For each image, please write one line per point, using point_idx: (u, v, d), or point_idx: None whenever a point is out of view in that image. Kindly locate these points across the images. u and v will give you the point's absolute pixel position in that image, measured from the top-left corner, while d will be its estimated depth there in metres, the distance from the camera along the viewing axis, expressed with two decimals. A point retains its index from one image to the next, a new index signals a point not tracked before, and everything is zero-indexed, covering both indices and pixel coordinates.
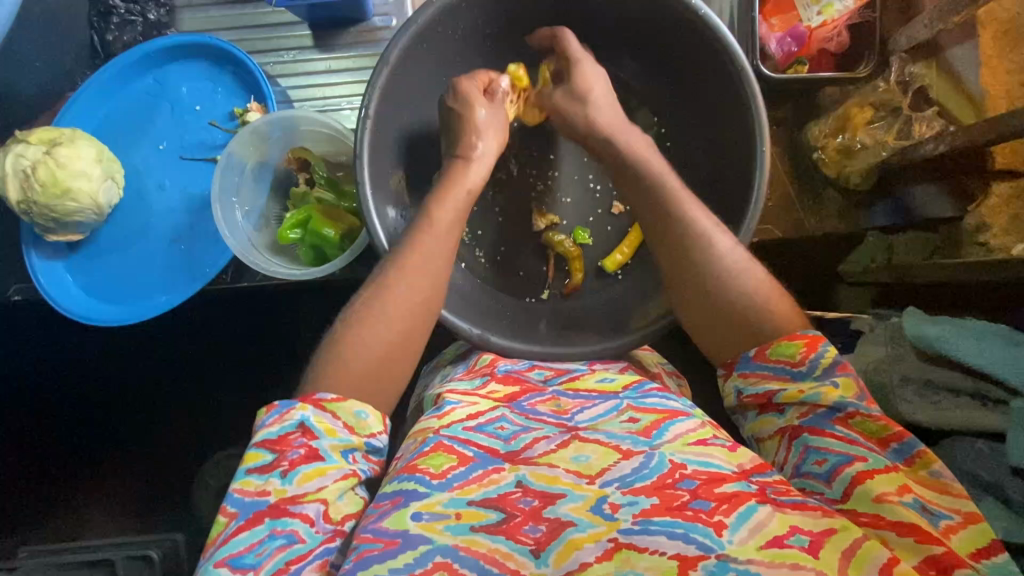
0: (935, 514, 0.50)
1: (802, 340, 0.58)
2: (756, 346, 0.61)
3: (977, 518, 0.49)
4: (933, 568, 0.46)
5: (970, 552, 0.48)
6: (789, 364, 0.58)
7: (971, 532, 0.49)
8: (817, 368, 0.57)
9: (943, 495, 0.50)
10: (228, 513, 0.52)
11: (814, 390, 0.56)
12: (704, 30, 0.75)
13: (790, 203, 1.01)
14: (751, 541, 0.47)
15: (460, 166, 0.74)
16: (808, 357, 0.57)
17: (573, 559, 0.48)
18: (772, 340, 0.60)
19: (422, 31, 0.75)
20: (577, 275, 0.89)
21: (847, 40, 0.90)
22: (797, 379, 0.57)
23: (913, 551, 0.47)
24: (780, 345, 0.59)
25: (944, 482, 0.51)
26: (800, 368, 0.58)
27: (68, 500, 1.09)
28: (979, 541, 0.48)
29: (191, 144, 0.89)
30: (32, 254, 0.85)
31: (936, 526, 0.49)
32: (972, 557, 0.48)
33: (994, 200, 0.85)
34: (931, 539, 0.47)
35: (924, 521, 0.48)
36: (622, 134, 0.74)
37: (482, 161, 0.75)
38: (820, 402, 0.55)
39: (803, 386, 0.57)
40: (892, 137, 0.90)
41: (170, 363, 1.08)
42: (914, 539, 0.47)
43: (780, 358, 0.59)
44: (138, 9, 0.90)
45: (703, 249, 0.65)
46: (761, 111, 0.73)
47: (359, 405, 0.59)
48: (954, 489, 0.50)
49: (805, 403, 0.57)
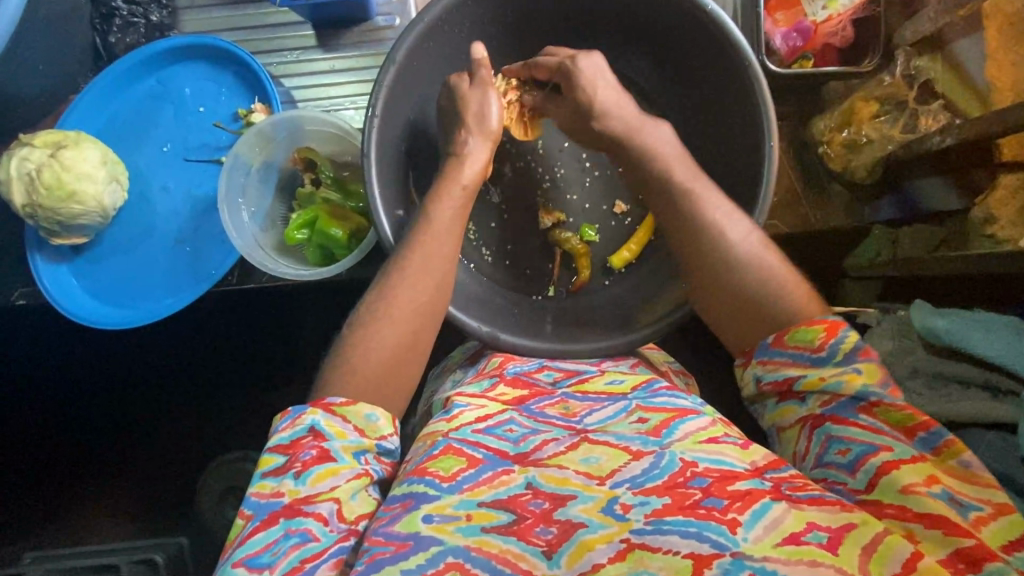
0: (965, 505, 0.48)
1: (822, 326, 0.58)
2: (776, 332, 0.61)
3: (1009, 508, 0.48)
4: (962, 561, 0.46)
5: (1000, 545, 0.47)
6: (810, 350, 0.58)
7: (1002, 524, 0.48)
8: (838, 354, 0.57)
9: (973, 486, 0.49)
10: (245, 515, 0.53)
11: (836, 378, 0.56)
12: (709, 25, 0.75)
13: (797, 198, 1.03)
14: (767, 539, 0.47)
15: (454, 163, 0.74)
16: (829, 342, 0.57)
17: (585, 560, 0.48)
18: (790, 325, 0.60)
19: (428, 30, 0.75)
20: (584, 272, 0.90)
21: (851, 35, 0.90)
22: (818, 365, 0.57)
23: (941, 544, 0.47)
24: (800, 331, 0.59)
25: (974, 472, 0.50)
26: (820, 354, 0.57)
27: (71, 506, 1.09)
28: (1009, 534, 0.47)
29: (195, 146, 0.89)
30: (37, 257, 0.85)
31: (966, 518, 0.48)
32: (1003, 550, 0.47)
33: (1000, 192, 0.80)
34: (961, 532, 0.47)
35: (953, 513, 0.48)
36: (640, 134, 0.73)
37: (474, 157, 0.74)
38: (842, 390, 0.55)
39: (825, 372, 0.57)
40: (898, 130, 0.91)
41: (174, 366, 1.08)
42: (941, 531, 0.47)
43: (801, 343, 0.59)
44: (141, 10, 0.90)
45: (720, 244, 0.65)
46: (769, 107, 0.73)
47: (368, 407, 0.59)
48: (982, 480, 0.49)
49: (826, 391, 0.56)
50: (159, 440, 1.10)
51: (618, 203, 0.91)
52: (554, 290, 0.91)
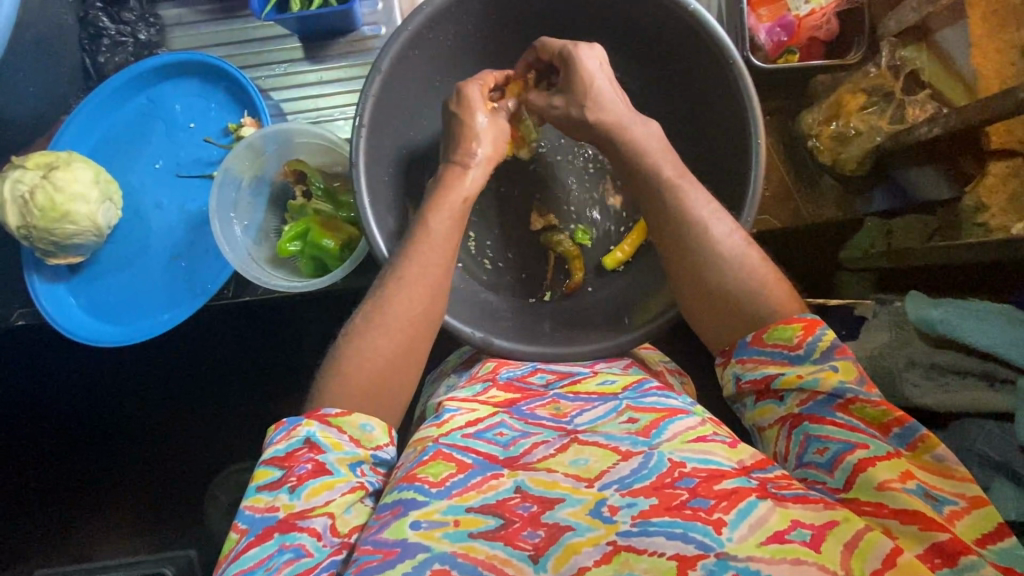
0: (939, 500, 0.49)
1: (799, 324, 0.58)
2: (754, 331, 0.61)
3: (982, 501, 0.49)
4: (938, 556, 0.47)
5: (973, 539, 0.48)
6: (787, 348, 0.58)
7: (976, 517, 0.49)
8: (815, 352, 0.57)
9: (949, 480, 0.50)
10: (239, 530, 0.53)
11: (813, 376, 0.56)
12: (692, 26, 0.75)
13: (789, 192, 1.02)
14: (751, 537, 0.47)
15: (457, 171, 0.73)
16: (806, 341, 0.57)
17: (571, 564, 0.48)
18: (768, 325, 0.61)
19: (414, 38, 0.76)
20: (577, 274, 0.89)
21: (836, 28, 0.90)
22: (796, 363, 0.57)
23: (916, 539, 0.48)
24: (777, 329, 0.59)
25: (948, 466, 0.50)
26: (798, 352, 0.58)
27: (79, 521, 1.10)
28: (985, 527, 0.49)
29: (187, 162, 0.90)
30: (35, 278, 0.86)
31: (941, 512, 0.49)
32: (977, 544, 0.48)
33: (990, 179, 0.81)
34: (935, 526, 0.48)
35: (927, 508, 0.49)
36: (633, 126, 0.72)
37: (479, 167, 0.74)
38: (819, 388, 0.55)
39: (802, 371, 0.57)
40: (886, 122, 0.90)
41: (176, 381, 1.09)
42: (917, 527, 0.48)
43: (778, 342, 0.59)
44: (129, 29, 0.91)
45: (703, 243, 0.65)
46: (754, 103, 0.73)
47: (363, 418, 0.60)
48: (956, 474, 0.50)
49: (804, 389, 0.56)
50: (164, 454, 1.10)
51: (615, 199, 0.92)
52: (550, 292, 0.91)
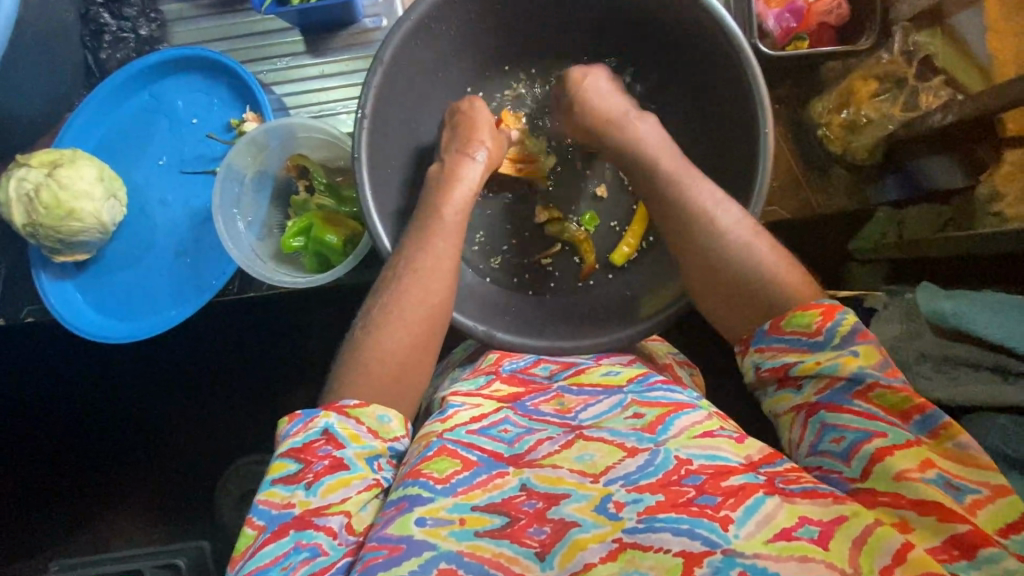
0: (961, 489, 0.48)
1: (818, 310, 0.57)
2: (772, 318, 0.60)
3: (1005, 491, 0.47)
4: (956, 548, 0.45)
5: (995, 529, 0.46)
6: (806, 335, 0.57)
7: (999, 507, 0.47)
8: (836, 336, 0.55)
9: (970, 468, 0.49)
10: (256, 525, 0.53)
11: (832, 361, 0.54)
12: (697, 10, 0.73)
13: (798, 182, 1.00)
14: (758, 534, 0.46)
15: (461, 164, 0.75)
16: (825, 325, 0.56)
17: (577, 560, 0.48)
18: (787, 311, 0.59)
19: (416, 29, 0.75)
20: (589, 256, 0.88)
21: (847, 12, 0.88)
22: (815, 349, 0.56)
23: (935, 531, 0.46)
24: (796, 316, 0.58)
25: (972, 454, 0.49)
26: (817, 338, 0.56)
27: (92, 514, 1.11)
28: (1007, 516, 0.47)
29: (191, 158, 0.89)
30: (42, 275, 0.86)
31: (961, 502, 0.47)
32: (999, 533, 0.46)
33: (1006, 168, 0.81)
34: (953, 517, 0.46)
35: (945, 498, 0.47)
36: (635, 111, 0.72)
37: (481, 163, 0.76)
38: (839, 373, 0.54)
39: (821, 356, 0.55)
40: (898, 109, 0.90)
41: (186, 376, 1.10)
42: (935, 518, 0.47)
43: (797, 329, 0.57)
44: (130, 25, 0.91)
45: (716, 228, 0.65)
46: (762, 89, 0.71)
47: (381, 409, 0.59)
48: (982, 463, 0.48)
49: (822, 375, 0.55)
50: (175, 447, 1.11)
51: (597, 187, 0.91)
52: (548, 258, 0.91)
